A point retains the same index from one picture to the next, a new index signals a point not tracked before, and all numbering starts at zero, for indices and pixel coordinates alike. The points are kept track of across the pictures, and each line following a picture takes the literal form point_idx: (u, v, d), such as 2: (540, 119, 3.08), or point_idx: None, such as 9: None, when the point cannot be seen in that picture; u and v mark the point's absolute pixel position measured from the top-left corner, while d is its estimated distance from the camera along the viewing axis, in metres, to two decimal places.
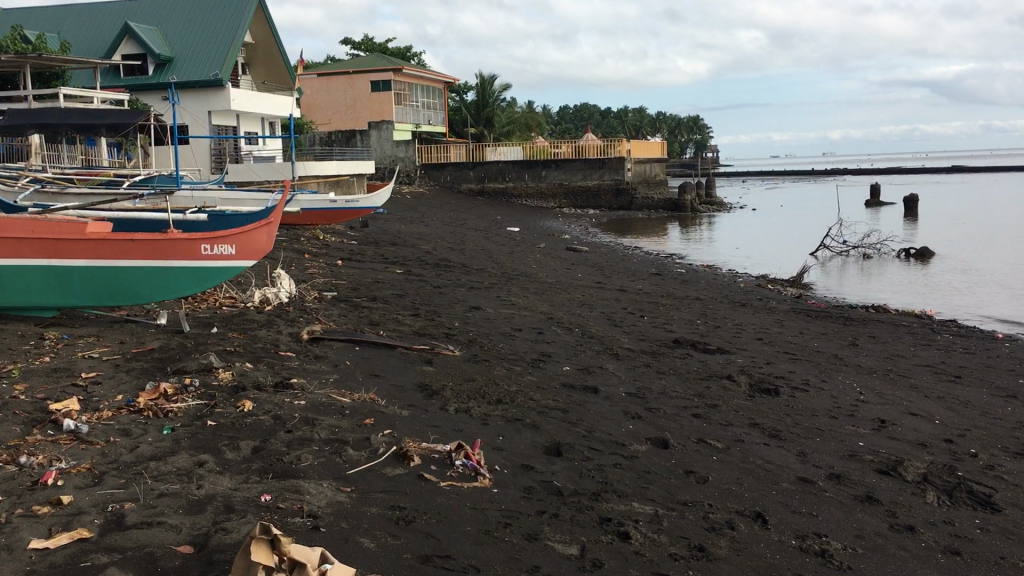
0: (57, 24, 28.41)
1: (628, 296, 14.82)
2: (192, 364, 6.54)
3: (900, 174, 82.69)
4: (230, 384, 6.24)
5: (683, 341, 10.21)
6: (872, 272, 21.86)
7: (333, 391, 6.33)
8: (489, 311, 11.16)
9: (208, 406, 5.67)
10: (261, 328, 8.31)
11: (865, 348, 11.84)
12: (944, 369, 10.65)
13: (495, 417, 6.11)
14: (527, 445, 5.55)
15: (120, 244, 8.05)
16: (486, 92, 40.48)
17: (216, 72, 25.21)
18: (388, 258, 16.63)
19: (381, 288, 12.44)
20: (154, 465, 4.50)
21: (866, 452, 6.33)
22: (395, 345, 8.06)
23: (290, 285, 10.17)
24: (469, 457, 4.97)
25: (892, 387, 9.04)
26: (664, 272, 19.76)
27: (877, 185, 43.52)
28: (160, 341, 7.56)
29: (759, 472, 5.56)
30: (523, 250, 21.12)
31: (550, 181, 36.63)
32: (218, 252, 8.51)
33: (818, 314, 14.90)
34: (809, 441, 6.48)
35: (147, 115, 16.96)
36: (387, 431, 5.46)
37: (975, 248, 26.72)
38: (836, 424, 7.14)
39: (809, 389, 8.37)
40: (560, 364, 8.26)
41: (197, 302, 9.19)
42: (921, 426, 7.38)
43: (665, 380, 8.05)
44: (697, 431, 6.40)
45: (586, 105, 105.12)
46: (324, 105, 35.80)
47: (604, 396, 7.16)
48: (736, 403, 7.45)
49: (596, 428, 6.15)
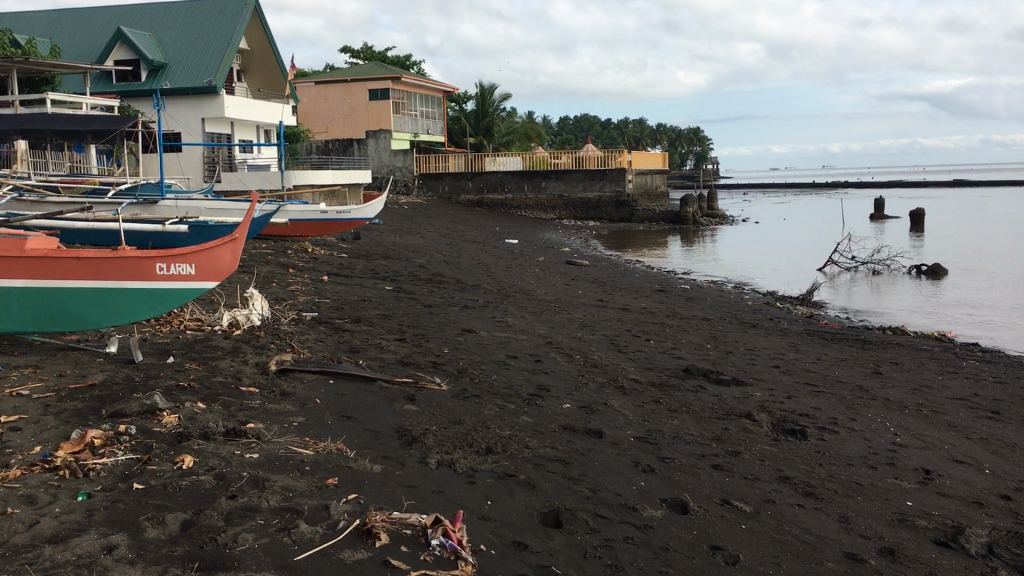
0: (49, 27, 27.53)
1: (632, 316, 13.95)
2: (131, 406, 5.62)
3: (904, 187, 81.78)
4: (174, 431, 5.32)
5: (694, 370, 9.30)
6: (883, 289, 20.86)
7: (294, 439, 5.41)
8: (483, 334, 10.25)
9: (140, 462, 4.74)
10: (224, 358, 7.40)
11: (890, 377, 10.89)
12: (981, 404, 9.67)
13: (483, 472, 5.21)
14: (521, 512, 4.65)
15: (62, 262, 7.10)
16: (485, 102, 39.62)
17: (209, 79, 24.30)
18: (377, 273, 15.74)
19: (368, 307, 11.54)
20: (51, 554, 3.61)
21: (918, 516, 5.42)
22: (375, 378, 7.16)
23: (264, 306, 9.25)
24: (449, 535, 4.05)
25: (929, 426, 8.12)
26: (668, 288, 18.94)
27: (882, 198, 42.63)
28: (105, 375, 6.63)
29: (798, 549, 4.66)
30: (522, 265, 20.22)
31: (549, 192, 35.70)
32: (175, 272, 7.46)
33: (833, 336, 13.95)
34: (849, 501, 5.56)
35: (134, 122, 16.00)
36: (352, 495, 4.55)
37: (990, 264, 25.71)
38: (876, 477, 6.21)
39: (840, 429, 7.44)
40: (559, 401, 7.33)
41: (158, 326, 8.28)
42: (972, 478, 6.48)
43: (677, 421, 7.12)
44: (720, 489, 5.49)
45: (587, 117, 104.68)
46: (321, 113, 35.11)
47: (611, 442, 6.24)
48: (760, 450, 6.53)
49: (604, 487, 5.22)
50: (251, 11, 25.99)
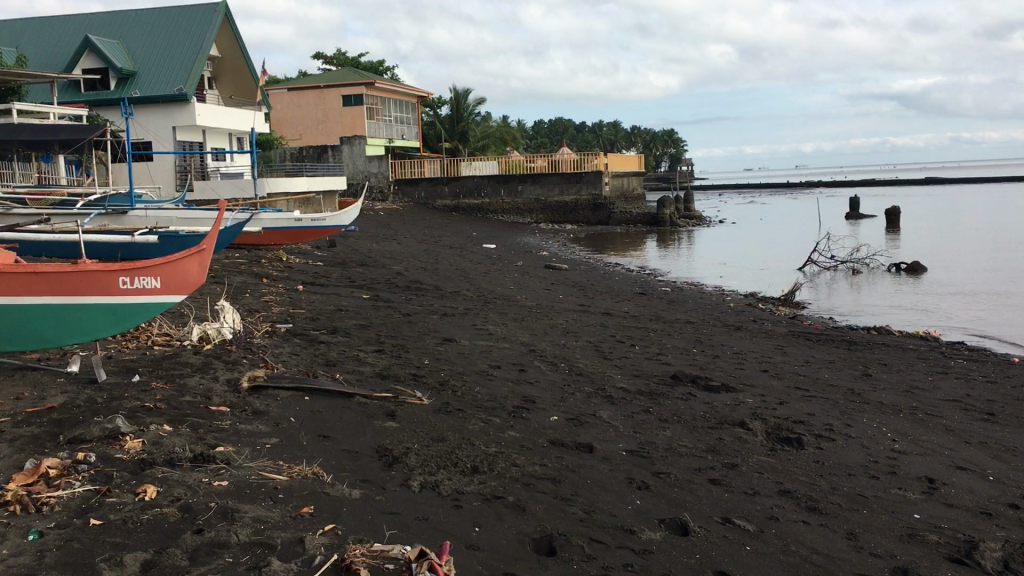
0: (14, 36, 26.89)
1: (614, 320, 13.68)
2: (91, 431, 5.25)
3: (876, 186, 82.30)
4: (138, 458, 4.96)
5: (682, 377, 9.01)
6: (863, 287, 20.79)
7: (267, 464, 5.06)
8: (464, 343, 9.93)
9: (98, 495, 4.37)
10: (193, 375, 7.02)
11: (880, 379, 10.68)
12: (974, 405, 9.47)
13: (469, 495, 4.88)
14: (512, 539, 4.34)
15: (18, 277, 6.68)
16: (460, 107, 39.36)
17: (180, 87, 23.80)
18: (354, 281, 15.39)
19: (344, 317, 11.20)
20: None
21: (929, 530, 5.15)
22: (353, 394, 6.81)
23: (235, 318, 8.86)
24: (435, 570, 3.72)
25: (926, 431, 7.89)
26: (649, 291, 18.74)
27: (857, 197, 42.70)
28: (65, 397, 6.22)
29: (807, 572, 4.38)
30: (501, 270, 19.93)
31: (526, 196, 35.43)
32: (140, 285, 7.05)
33: (818, 338, 13.75)
34: (854, 515, 5.29)
35: (102, 131, 15.53)
36: (329, 526, 4.22)
37: (969, 261, 25.63)
38: (879, 487, 5.95)
39: (836, 437, 7.18)
40: (546, 413, 7.02)
41: (124, 343, 7.89)
42: (977, 486, 6.24)
43: (669, 431, 6.84)
44: (720, 506, 5.19)
45: (561, 120, 104.46)
46: (294, 118, 34.52)
47: (603, 457, 5.95)
48: (758, 461, 6.25)
49: (598, 507, 4.92)
50: (221, 17, 25.54)
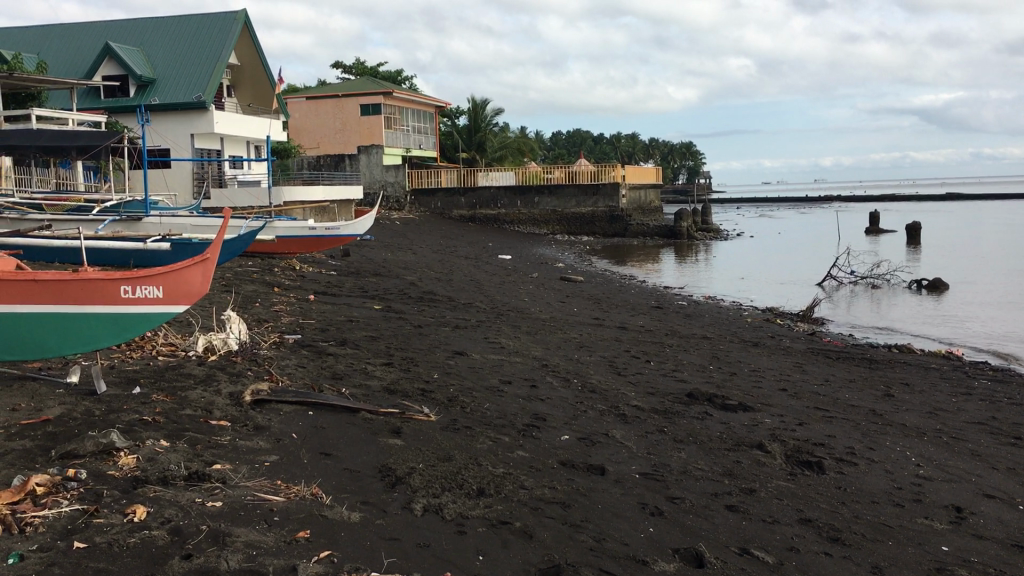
0: (35, 43, 26.98)
1: (630, 335, 13.43)
2: (84, 445, 5.05)
3: (897, 201, 81.44)
4: (130, 474, 4.78)
5: (698, 395, 8.74)
6: (883, 304, 20.45)
7: (264, 484, 4.86)
8: (475, 357, 9.72)
9: (86, 515, 4.18)
10: (195, 388, 6.83)
11: (903, 399, 10.37)
12: (1000, 428, 9.16)
13: (473, 520, 4.66)
14: (515, 569, 4.13)
15: (19, 285, 6.52)
16: (478, 116, 39.33)
17: (199, 94, 23.76)
18: (367, 292, 15.21)
19: (354, 328, 11.01)
20: None
21: (958, 565, 4.89)
22: (358, 409, 6.60)
23: (242, 328, 8.68)
24: None
25: (952, 455, 7.59)
26: (665, 304, 18.45)
27: (877, 212, 42.22)
28: (62, 409, 6.04)
29: None
30: (516, 282, 19.70)
31: (543, 208, 35.18)
32: (142, 295, 6.89)
33: (838, 356, 13.44)
34: (879, 547, 5.03)
35: (120, 137, 15.50)
36: (325, 552, 4.02)
37: (991, 278, 25.19)
38: (905, 516, 5.68)
39: (858, 461, 6.90)
40: (557, 432, 6.79)
41: (128, 353, 7.72)
42: (1006, 516, 5.96)
43: (684, 453, 6.60)
44: (737, 535, 4.95)
45: (578, 132, 104.19)
46: (313, 127, 34.78)
47: (615, 480, 5.71)
48: (776, 486, 6.00)
49: (609, 534, 4.69)
50: (241, 26, 25.56)
